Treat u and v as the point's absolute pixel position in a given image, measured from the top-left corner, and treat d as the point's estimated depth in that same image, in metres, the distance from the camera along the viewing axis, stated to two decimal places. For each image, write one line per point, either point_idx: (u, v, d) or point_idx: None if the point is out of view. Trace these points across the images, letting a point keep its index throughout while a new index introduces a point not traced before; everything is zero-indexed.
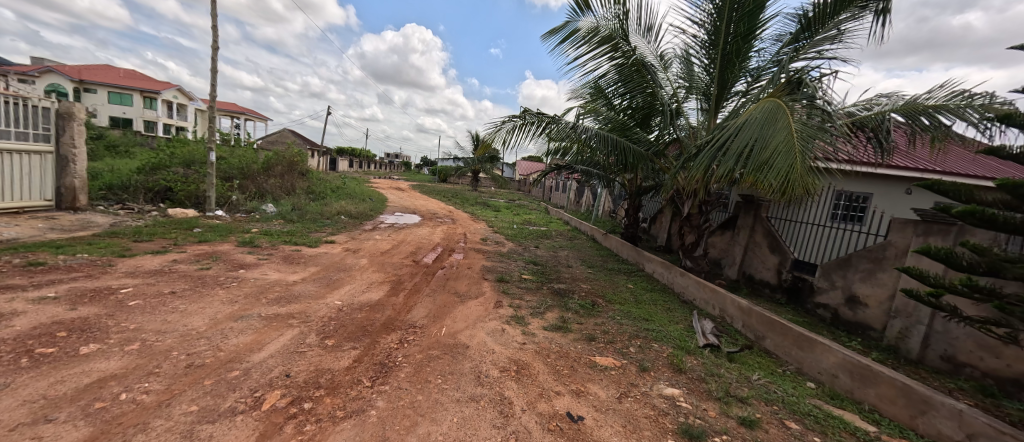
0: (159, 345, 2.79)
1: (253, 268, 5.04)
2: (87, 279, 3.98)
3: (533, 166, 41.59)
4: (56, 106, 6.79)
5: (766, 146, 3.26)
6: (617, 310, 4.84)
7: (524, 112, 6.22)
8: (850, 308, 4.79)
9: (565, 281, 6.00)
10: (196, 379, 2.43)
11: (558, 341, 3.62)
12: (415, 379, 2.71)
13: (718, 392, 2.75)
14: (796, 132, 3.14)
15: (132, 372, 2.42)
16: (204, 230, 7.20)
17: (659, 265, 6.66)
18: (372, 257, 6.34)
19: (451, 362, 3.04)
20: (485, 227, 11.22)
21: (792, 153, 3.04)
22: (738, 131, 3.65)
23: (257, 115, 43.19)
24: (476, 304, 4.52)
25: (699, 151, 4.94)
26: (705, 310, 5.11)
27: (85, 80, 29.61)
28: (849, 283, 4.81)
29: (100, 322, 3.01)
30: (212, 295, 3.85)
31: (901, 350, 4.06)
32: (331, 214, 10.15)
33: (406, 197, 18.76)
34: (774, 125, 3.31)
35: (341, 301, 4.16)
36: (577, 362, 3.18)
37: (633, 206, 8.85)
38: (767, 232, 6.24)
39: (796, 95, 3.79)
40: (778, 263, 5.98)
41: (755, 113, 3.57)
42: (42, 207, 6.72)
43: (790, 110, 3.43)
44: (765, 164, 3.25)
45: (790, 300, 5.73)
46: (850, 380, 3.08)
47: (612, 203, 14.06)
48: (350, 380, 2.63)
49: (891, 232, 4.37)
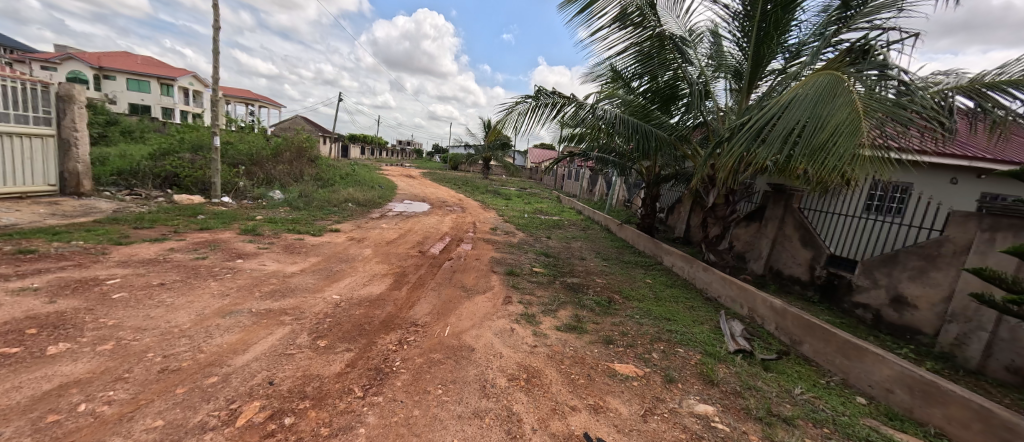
0: (136, 345, 2.55)
1: (251, 258, 4.81)
2: (75, 268, 3.77)
3: (544, 153, 41.16)
4: (57, 88, 6.62)
5: (823, 126, 2.81)
6: (635, 308, 4.48)
7: (536, 93, 5.81)
8: (895, 309, 4.36)
9: (579, 275, 5.64)
10: (168, 386, 2.18)
11: (572, 344, 3.29)
12: (412, 389, 2.42)
13: (759, 411, 2.40)
14: (863, 109, 2.68)
15: (98, 378, 2.17)
16: (208, 217, 7.03)
17: (678, 258, 6.26)
18: (376, 247, 6.09)
19: (454, 368, 2.73)
20: (496, 216, 10.87)
21: (858, 133, 2.59)
22: (784, 110, 3.21)
23: (270, 102, 43.18)
24: (483, 300, 4.21)
25: (730, 135, 4.50)
26: (732, 308, 4.71)
27: (104, 67, 30.01)
28: (895, 282, 4.37)
29: (76, 317, 2.78)
30: (202, 288, 3.61)
31: (957, 358, 3.63)
32: (338, 201, 9.92)
33: (416, 185, 18.53)
34: (832, 101, 2.85)
35: (339, 295, 3.89)
36: (594, 370, 2.85)
37: (650, 195, 8.44)
38: (798, 224, 5.79)
39: (862, 65, 3.26)
40: (811, 258, 5.54)
41: (808, 89, 3.11)
42: (46, 192, 6.60)
43: (853, 85, 2.96)
44: (823, 147, 2.80)
45: (824, 299, 5.29)
46: (910, 396, 2.70)
47: (627, 192, 13.58)
48: (339, 389, 2.36)
49: (950, 226, 3.91)
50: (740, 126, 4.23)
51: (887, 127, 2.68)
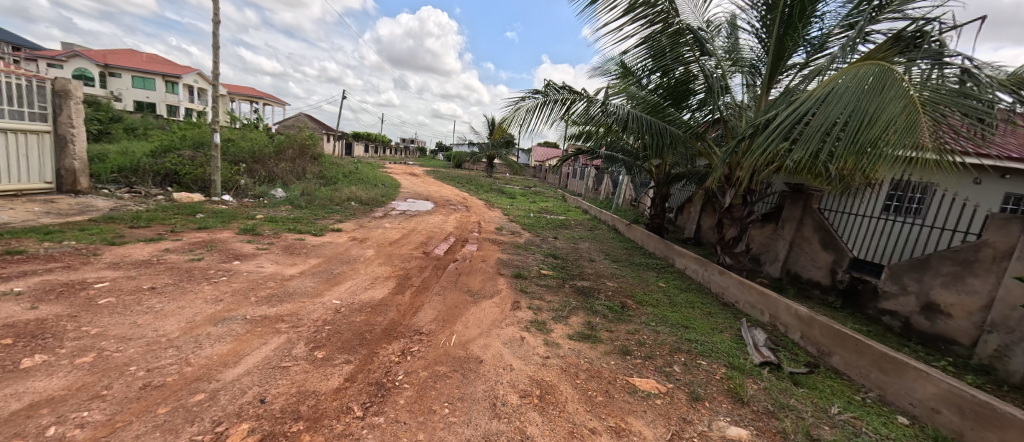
0: (118, 357, 2.36)
1: (248, 259, 4.63)
2: (63, 271, 3.59)
3: (548, 152, 40.94)
4: (53, 83, 6.45)
5: (873, 121, 2.63)
6: (650, 314, 4.27)
7: (546, 89, 5.57)
8: (927, 317, 4.13)
9: (589, 278, 5.42)
10: (148, 405, 1.99)
11: (587, 356, 3.08)
12: (416, 409, 2.22)
13: (797, 435, 2.18)
14: (920, 102, 2.49)
15: (73, 396, 1.99)
16: (207, 215, 6.86)
17: (692, 261, 6.03)
18: (379, 248, 5.89)
19: (461, 383, 2.53)
20: (501, 216, 10.65)
21: (913, 130, 2.40)
22: (824, 103, 3.02)
23: (274, 100, 43.12)
24: (491, 305, 4.01)
25: (753, 132, 4.28)
26: (752, 315, 4.48)
27: (109, 64, 30.01)
28: (926, 288, 4.13)
29: (57, 325, 2.60)
30: (195, 292, 3.42)
31: (999, 372, 3.40)
32: (340, 200, 9.74)
33: (419, 183, 18.35)
34: (881, 95, 2.66)
35: (339, 300, 3.69)
36: (612, 386, 2.64)
37: (660, 195, 8.20)
38: (818, 225, 5.57)
39: (914, 54, 2.93)
40: (833, 262, 5.31)
41: (850, 81, 2.92)
42: (42, 190, 6.45)
43: (905, 73, 2.74)
44: (873, 144, 2.60)
45: (847, 305, 5.06)
46: (959, 418, 2.47)
47: (635, 192, 13.34)
48: (336, 408, 2.16)
49: (989, 230, 3.67)
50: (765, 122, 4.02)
51: (951, 120, 2.43)
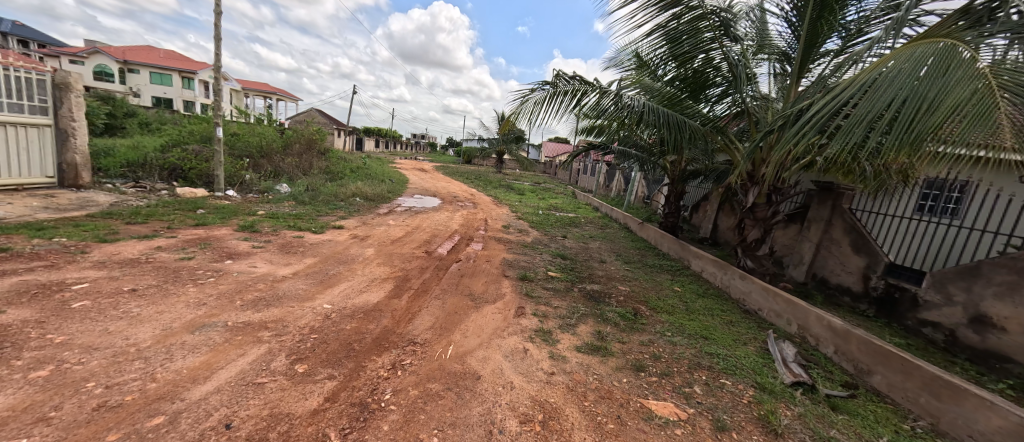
0: (79, 370, 2.14)
1: (242, 258, 4.42)
2: (44, 270, 3.41)
3: (559, 148, 40.45)
4: (52, 76, 6.32)
5: (934, 107, 2.27)
6: (666, 322, 3.95)
7: (555, 80, 5.23)
8: (976, 330, 3.77)
9: (599, 281, 5.11)
10: (99, 431, 1.77)
11: (596, 372, 2.79)
12: (401, 437, 1.96)
13: None
14: (998, 83, 2.10)
15: (16, 419, 1.77)
16: (208, 211, 6.71)
17: (709, 263, 5.68)
18: (379, 247, 5.65)
19: (456, 405, 2.27)
20: (508, 213, 10.36)
21: (988, 118, 2.04)
22: (870, 88, 2.66)
23: (287, 95, 43.41)
24: (493, 312, 3.73)
25: (784, 124, 3.92)
26: (777, 324, 4.14)
27: (128, 60, 30.50)
28: (976, 299, 3.77)
29: (20, 333, 2.40)
30: (177, 295, 3.21)
31: None
32: (345, 196, 9.56)
33: (427, 179, 18.16)
34: (945, 76, 2.30)
35: (331, 304, 3.46)
36: (625, 410, 2.35)
37: (674, 192, 7.84)
38: (848, 227, 5.19)
39: (989, 28, 2.50)
40: (866, 266, 4.94)
41: (904, 63, 2.55)
42: (44, 184, 6.36)
43: (978, 50, 2.34)
44: (932, 134, 2.25)
45: (881, 314, 4.70)
46: None
47: (647, 189, 12.92)
48: (312, 435, 1.91)
49: None
50: (796, 112, 3.65)
51: None
